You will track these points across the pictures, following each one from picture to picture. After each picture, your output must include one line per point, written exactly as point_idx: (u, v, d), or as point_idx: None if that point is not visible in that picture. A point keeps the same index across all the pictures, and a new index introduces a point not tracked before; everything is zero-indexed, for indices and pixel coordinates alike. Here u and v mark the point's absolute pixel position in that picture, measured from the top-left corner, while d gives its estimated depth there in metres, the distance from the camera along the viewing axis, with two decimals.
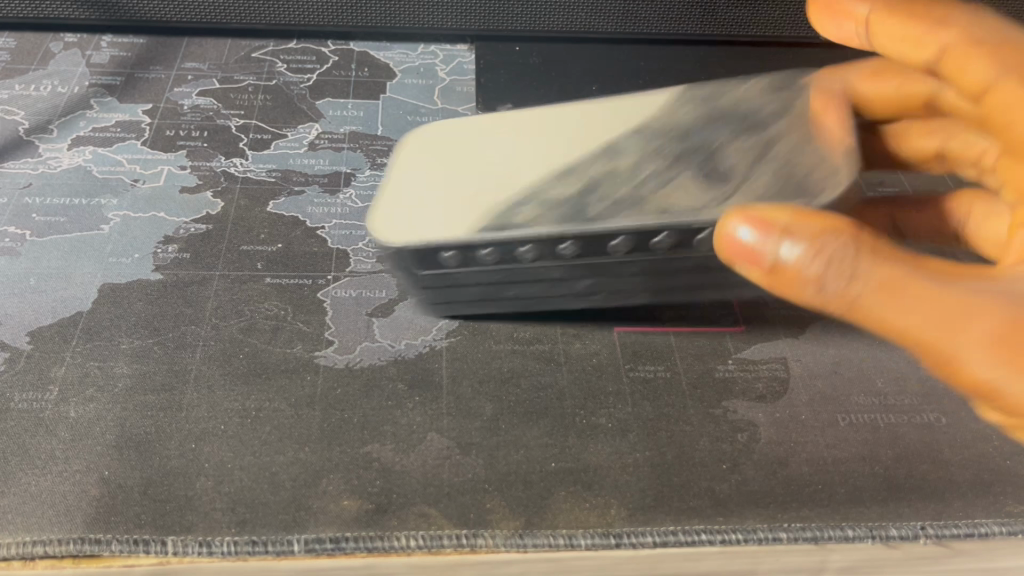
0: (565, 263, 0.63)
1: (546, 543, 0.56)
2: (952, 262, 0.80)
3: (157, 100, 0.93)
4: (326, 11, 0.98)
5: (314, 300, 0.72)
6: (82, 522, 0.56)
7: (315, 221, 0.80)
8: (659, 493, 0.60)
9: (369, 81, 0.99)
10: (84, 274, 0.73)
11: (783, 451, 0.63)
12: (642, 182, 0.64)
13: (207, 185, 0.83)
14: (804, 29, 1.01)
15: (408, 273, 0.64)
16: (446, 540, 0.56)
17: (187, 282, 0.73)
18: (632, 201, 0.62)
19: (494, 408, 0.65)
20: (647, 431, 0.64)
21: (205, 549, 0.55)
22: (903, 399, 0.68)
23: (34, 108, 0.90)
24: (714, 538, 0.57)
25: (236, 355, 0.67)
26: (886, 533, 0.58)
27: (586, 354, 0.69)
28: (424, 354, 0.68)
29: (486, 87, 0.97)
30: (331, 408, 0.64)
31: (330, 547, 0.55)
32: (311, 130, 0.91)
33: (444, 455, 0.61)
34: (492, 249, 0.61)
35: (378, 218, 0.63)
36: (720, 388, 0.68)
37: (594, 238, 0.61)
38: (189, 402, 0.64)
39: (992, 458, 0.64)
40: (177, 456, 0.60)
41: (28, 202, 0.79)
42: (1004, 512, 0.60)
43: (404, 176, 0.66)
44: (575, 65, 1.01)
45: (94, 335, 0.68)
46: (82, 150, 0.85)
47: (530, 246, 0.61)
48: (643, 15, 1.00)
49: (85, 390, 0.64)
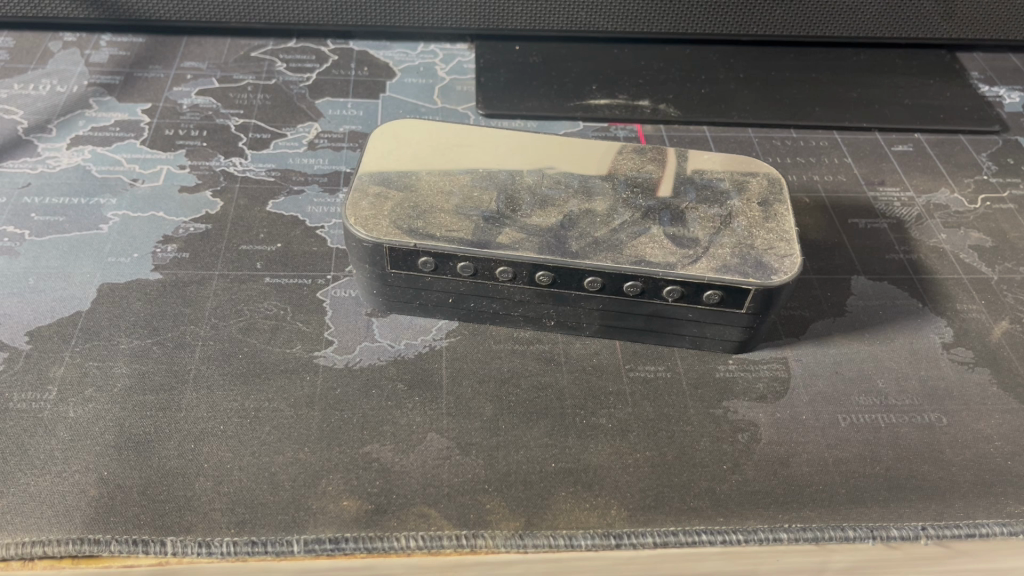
0: (533, 287, 0.65)
1: (546, 543, 0.56)
2: (953, 262, 0.80)
3: (157, 99, 0.93)
4: (329, 12, 1.00)
5: (314, 300, 0.72)
6: (81, 523, 0.56)
7: (314, 221, 0.80)
8: (659, 493, 0.60)
9: (368, 81, 0.99)
10: (84, 274, 0.72)
11: (783, 451, 0.63)
12: (615, 225, 0.65)
13: (207, 185, 0.83)
14: (804, 28, 1.02)
15: (374, 266, 0.65)
16: (446, 540, 0.56)
17: (187, 282, 0.73)
18: (608, 245, 0.64)
19: (493, 408, 0.65)
20: (647, 431, 0.64)
21: (204, 549, 0.54)
22: (904, 399, 0.68)
23: (33, 107, 0.90)
24: (715, 538, 0.57)
25: (235, 356, 0.67)
26: (886, 533, 0.58)
27: (586, 354, 0.69)
28: (424, 355, 0.68)
29: (486, 86, 0.97)
30: (331, 408, 0.64)
31: (330, 547, 0.55)
32: (311, 129, 0.91)
33: (444, 455, 0.61)
34: (467, 262, 0.63)
35: (365, 206, 0.65)
36: (720, 387, 0.67)
37: (566, 274, 0.63)
38: (189, 402, 0.64)
39: (993, 458, 0.64)
40: (177, 456, 0.60)
41: (27, 201, 0.78)
42: (1004, 512, 0.60)
43: (398, 172, 0.68)
44: (575, 64, 1.01)
45: (93, 335, 0.68)
46: (81, 150, 0.85)
47: (503, 266, 0.63)
48: (643, 15, 1.01)
49: (84, 390, 0.64)
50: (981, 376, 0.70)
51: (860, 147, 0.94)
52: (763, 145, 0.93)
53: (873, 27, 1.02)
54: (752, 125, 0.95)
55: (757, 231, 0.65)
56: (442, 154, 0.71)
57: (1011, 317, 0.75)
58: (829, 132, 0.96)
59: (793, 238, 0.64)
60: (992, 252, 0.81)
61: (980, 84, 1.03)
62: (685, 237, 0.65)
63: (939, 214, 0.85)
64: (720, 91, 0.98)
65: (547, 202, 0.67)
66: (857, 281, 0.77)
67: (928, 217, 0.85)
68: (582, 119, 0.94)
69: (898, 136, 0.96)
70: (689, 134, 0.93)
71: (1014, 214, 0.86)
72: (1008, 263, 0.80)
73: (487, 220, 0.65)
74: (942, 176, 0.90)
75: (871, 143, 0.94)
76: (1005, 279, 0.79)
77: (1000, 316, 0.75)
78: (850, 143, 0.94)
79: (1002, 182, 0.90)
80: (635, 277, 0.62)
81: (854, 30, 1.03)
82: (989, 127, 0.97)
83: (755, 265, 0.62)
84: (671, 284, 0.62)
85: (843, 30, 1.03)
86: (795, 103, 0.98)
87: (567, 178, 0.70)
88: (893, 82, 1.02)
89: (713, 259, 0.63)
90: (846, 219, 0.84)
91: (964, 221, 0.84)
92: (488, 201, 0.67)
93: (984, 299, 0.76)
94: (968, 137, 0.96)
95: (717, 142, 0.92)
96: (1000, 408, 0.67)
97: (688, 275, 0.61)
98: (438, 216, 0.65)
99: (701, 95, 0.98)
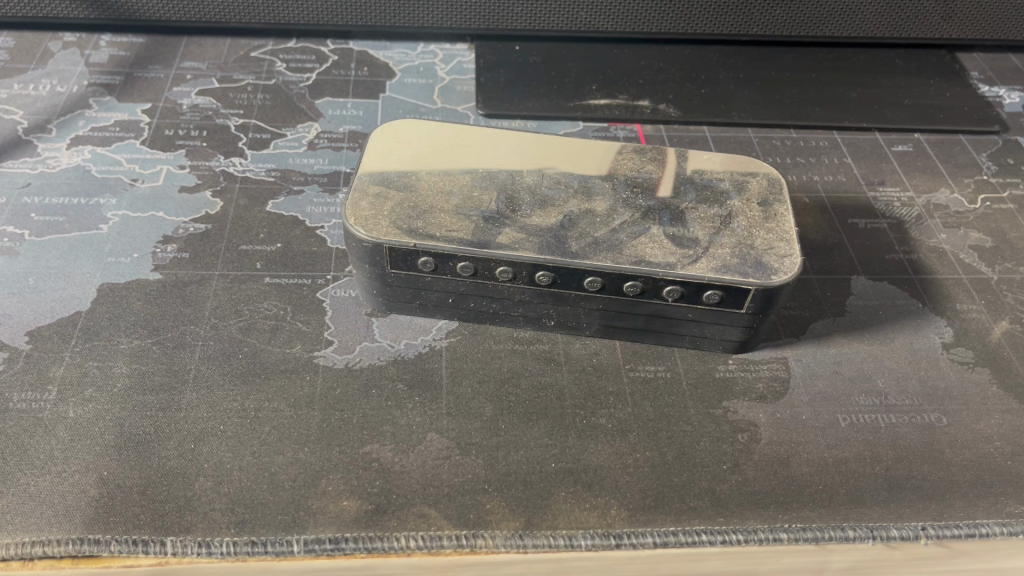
0: (533, 287, 0.65)
1: (546, 543, 0.56)
2: (952, 262, 0.80)
3: (157, 99, 0.93)
4: (330, 12, 1.00)
5: (314, 300, 0.72)
6: (81, 523, 0.56)
7: (314, 221, 0.80)
8: (659, 493, 0.60)
9: (368, 81, 0.99)
10: (84, 274, 0.72)
11: (783, 451, 0.63)
12: (615, 225, 0.65)
13: (207, 185, 0.83)
14: (804, 28, 1.02)
15: (374, 266, 0.65)
16: (446, 540, 0.56)
17: (187, 282, 0.72)
18: (608, 245, 0.64)
19: (493, 408, 0.65)
20: (647, 431, 0.64)
21: (204, 549, 0.54)
22: (904, 400, 0.68)
23: (33, 107, 0.90)
24: (715, 538, 0.57)
25: (235, 356, 0.67)
26: (886, 533, 0.58)
27: (586, 354, 0.69)
28: (424, 355, 0.68)
29: (487, 86, 0.97)
30: (331, 408, 0.64)
31: (330, 547, 0.55)
32: (311, 129, 0.91)
33: (444, 455, 0.61)
34: (467, 262, 0.63)
35: (365, 206, 0.65)
36: (721, 387, 0.67)
37: (566, 274, 0.63)
38: (189, 402, 0.64)
39: (992, 458, 0.64)
40: (177, 456, 0.60)
41: (27, 202, 0.78)
42: (1004, 512, 0.60)
43: (398, 172, 0.68)
44: (574, 64, 1.01)
45: (94, 335, 0.68)
46: (81, 150, 0.85)
47: (503, 266, 0.63)
48: (643, 15, 1.01)
49: (85, 390, 0.64)
50: (981, 376, 0.70)
51: (859, 147, 0.94)
52: (763, 145, 0.93)
53: (873, 27, 1.03)
54: (752, 125, 0.95)
55: (757, 231, 0.65)
56: (442, 154, 0.71)
57: (1011, 317, 0.75)
58: (829, 132, 0.96)
59: (793, 238, 0.64)
60: (992, 252, 0.81)
61: (980, 84, 1.03)
62: (684, 237, 0.65)
63: (938, 214, 0.85)
64: (720, 91, 0.99)
65: (547, 202, 0.67)
66: (857, 281, 0.77)
67: (928, 217, 0.85)
68: (582, 119, 0.94)
69: (898, 136, 0.96)
70: (689, 134, 0.93)
71: (1014, 214, 0.86)
72: (1008, 263, 0.80)
73: (486, 220, 0.65)
74: (942, 176, 0.90)
75: (871, 144, 0.94)
76: (1005, 279, 0.79)
77: (1000, 316, 0.75)
78: (850, 143, 0.94)
79: (1002, 183, 0.90)
80: (635, 277, 0.62)
81: (854, 30, 1.03)
82: (989, 127, 0.97)
83: (755, 265, 0.62)
84: (671, 284, 0.62)
85: (843, 30, 1.03)
86: (794, 103, 0.98)
87: (567, 177, 0.70)
88: (893, 82, 1.02)
89: (713, 259, 0.63)
90: (846, 219, 0.84)
91: (964, 221, 0.84)
92: (488, 201, 0.67)
93: (984, 299, 0.76)
94: (968, 137, 0.96)
95: (717, 142, 0.92)
96: (1000, 408, 0.67)
97: (688, 275, 0.62)
98: (438, 216, 0.65)
99: (702, 95, 0.98)
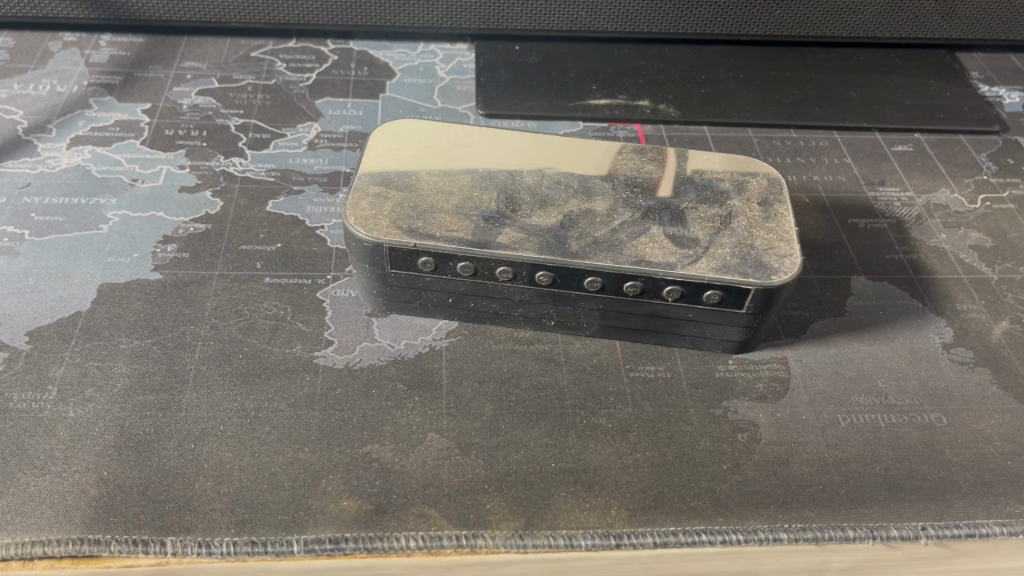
0: (533, 287, 0.65)
1: (546, 543, 0.56)
2: (952, 262, 0.80)
3: (157, 99, 0.93)
4: (330, 12, 1.00)
5: (314, 300, 0.72)
6: (81, 522, 0.56)
7: (314, 221, 0.80)
8: (659, 493, 0.60)
9: (368, 81, 0.99)
10: (84, 274, 0.72)
11: (783, 451, 0.63)
12: (615, 225, 0.65)
13: (207, 185, 0.83)
14: (805, 28, 1.02)
15: (374, 266, 0.65)
16: (445, 541, 0.56)
17: (187, 282, 0.72)
18: (608, 245, 0.64)
19: (493, 408, 0.65)
20: (647, 431, 0.64)
21: (204, 549, 0.54)
22: (904, 399, 0.68)
23: (33, 107, 0.90)
24: (715, 538, 0.57)
25: (235, 356, 0.67)
26: (886, 533, 0.58)
27: (585, 354, 0.69)
28: (424, 354, 0.68)
29: (487, 86, 0.97)
30: (331, 408, 0.64)
31: (330, 547, 0.55)
32: (311, 129, 0.91)
33: (444, 455, 0.61)
34: (468, 262, 0.63)
35: (366, 206, 0.65)
36: (721, 387, 0.67)
37: (566, 274, 0.63)
38: (189, 402, 0.64)
39: (992, 458, 0.64)
40: (177, 456, 0.60)
41: (27, 202, 0.78)
42: (1004, 512, 0.60)
43: (399, 172, 0.68)
44: (574, 64, 1.01)
45: (94, 335, 0.68)
46: (81, 150, 0.85)
47: (503, 266, 0.63)
48: (643, 15, 1.01)
49: (85, 390, 0.64)
50: (982, 376, 0.70)
51: (860, 147, 0.94)
52: (763, 145, 0.93)
53: (873, 27, 1.03)
54: (752, 125, 0.95)
55: (757, 231, 0.65)
56: (442, 154, 0.71)
57: (1011, 317, 0.75)
58: (829, 132, 0.96)
59: (793, 238, 0.64)
60: (992, 252, 0.81)
61: (980, 84, 1.03)
62: (684, 237, 0.65)
63: (938, 214, 0.85)
64: (721, 91, 0.99)
65: (547, 202, 0.67)
66: (857, 281, 0.77)
67: (928, 217, 0.85)
68: (582, 119, 0.94)
69: (898, 136, 0.96)
70: (689, 134, 0.93)
71: (1013, 214, 0.86)
72: (1008, 263, 0.80)
73: (487, 220, 0.65)
74: (942, 176, 0.90)
75: (871, 143, 0.94)
76: (1004, 279, 0.79)
77: (1000, 316, 0.75)
78: (850, 143, 0.94)
79: (1002, 183, 0.90)
80: (635, 277, 0.62)
81: (854, 30, 1.03)
82: (989, 127, 0.97)
83: (755, 265, 0.62)
84: (671, 284, 0.62)
85: (843, 30, 1.03)
86: (794, 103, 0.98)
87: (567, 178, 0.70)
88: (893, 82, 1.02)
89: (713, 259, 0.63)
90: (846, 219, 0.84)
91: (963, 221, 0.84)
92: (488, 201, 0.67)
93: (984, 299, 0.76)
94: (968, 137, 0.96)
95: (717, 142, 0.92)
96: (1000, 408, 0.67)
97: (688, 275, 0.61)
98: (438, 216, 0.65)
99: (702, 95, 0.98)
